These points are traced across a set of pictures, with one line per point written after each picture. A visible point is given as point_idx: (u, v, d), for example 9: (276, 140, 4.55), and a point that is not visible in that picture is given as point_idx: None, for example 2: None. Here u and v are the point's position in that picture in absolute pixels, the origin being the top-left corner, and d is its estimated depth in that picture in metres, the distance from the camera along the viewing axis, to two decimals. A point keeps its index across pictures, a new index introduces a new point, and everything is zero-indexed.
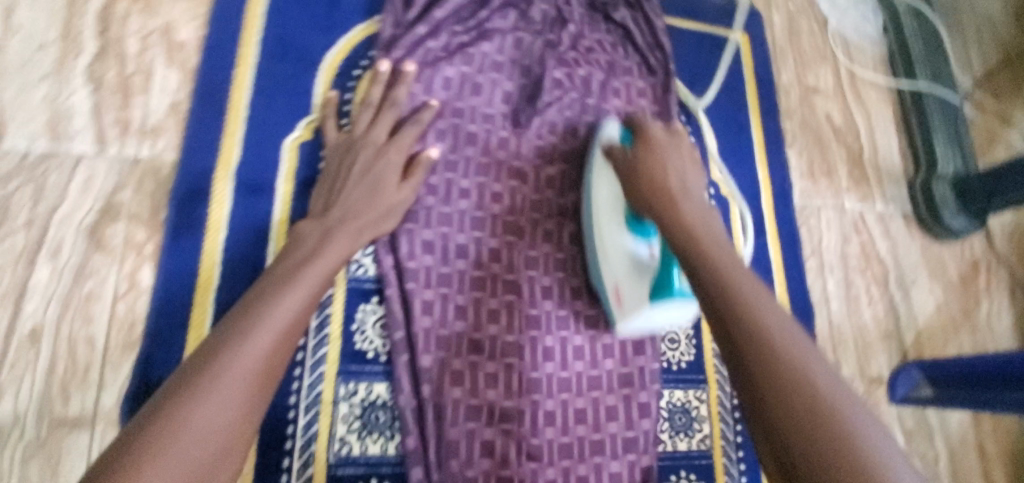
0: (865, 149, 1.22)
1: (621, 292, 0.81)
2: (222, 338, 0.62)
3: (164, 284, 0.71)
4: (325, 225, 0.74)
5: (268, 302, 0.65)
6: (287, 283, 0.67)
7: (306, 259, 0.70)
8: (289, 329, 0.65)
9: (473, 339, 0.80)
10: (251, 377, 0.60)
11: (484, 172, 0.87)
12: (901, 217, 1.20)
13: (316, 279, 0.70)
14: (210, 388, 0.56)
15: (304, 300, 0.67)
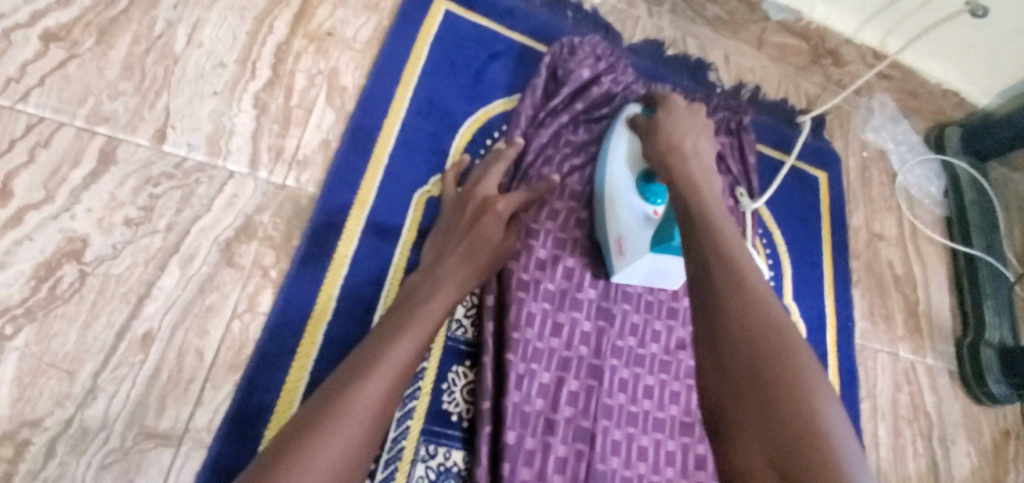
0: (920, 300, 1.28)
1: (624, 245, 0.87)
2: (303, 434, 0.56)
3: (280, 311, 0.73)
4: (422, 292, 0.71)
5: (353, 390, 0.59)
6: (373, 366, 0.62)
7: (397, 334, 0.65)
8: (374, 420, 0.60)
9: (549, 419, 0.81)
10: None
11: (585, 258, 0.91)
12: (947, 375, 1.23)
13: (408, 356, 0.64)
14: (335, 426, 0.57)
15: (392, 384, 0.62)
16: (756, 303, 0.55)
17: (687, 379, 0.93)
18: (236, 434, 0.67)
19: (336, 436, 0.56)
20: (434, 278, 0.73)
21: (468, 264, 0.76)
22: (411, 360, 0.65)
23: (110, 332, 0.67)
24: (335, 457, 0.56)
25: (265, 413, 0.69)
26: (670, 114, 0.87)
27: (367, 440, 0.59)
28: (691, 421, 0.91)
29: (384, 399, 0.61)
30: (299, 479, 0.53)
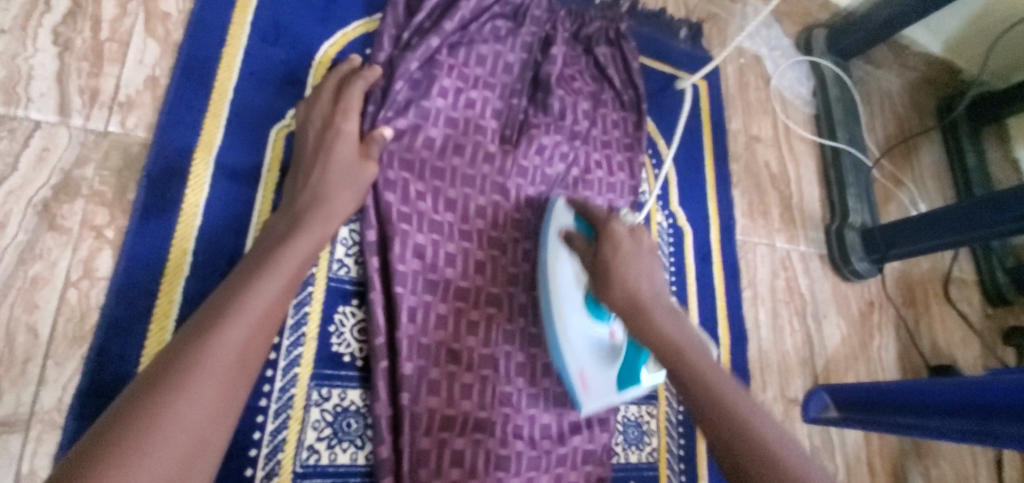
0: (793, 194, 1.38)
1: (587, 378, 0.82)
2: (153, 387, 0.53)
3: (124, 269, 0.66)
4: (281, 234, 0.68)
5: (214, 331, 0.58)
6: (230, 313, 0.59)
7: (255, 279, 0.63)
8: (237, 366, 0.58)
9: (452, 349, 0.81)
10: (196, 425, 0.53)
11: (468, 183, 0.89)
12: (818, 258, 1.36)
13: (270, 300, 0.62)
14: (195, 367, 0.55)
15: (255, 330, 0.60)
16: (644, 306, 0.79)
17: None
18: (93, 409, 0.61)
19: (191, 384, 0.54)
20: (296, 218, 0.70)
21: (334, 194, 0.73)
22: (275, 303, 0.63)
23: None
24: (194, 405, 0.54)
25: (125, 381, 0.63)
26: (616, 249, 0.82)
27: (231, 386, 0.57)
28: None
29: (247, 345, 0.59)
30: (153, 430, 0.51)
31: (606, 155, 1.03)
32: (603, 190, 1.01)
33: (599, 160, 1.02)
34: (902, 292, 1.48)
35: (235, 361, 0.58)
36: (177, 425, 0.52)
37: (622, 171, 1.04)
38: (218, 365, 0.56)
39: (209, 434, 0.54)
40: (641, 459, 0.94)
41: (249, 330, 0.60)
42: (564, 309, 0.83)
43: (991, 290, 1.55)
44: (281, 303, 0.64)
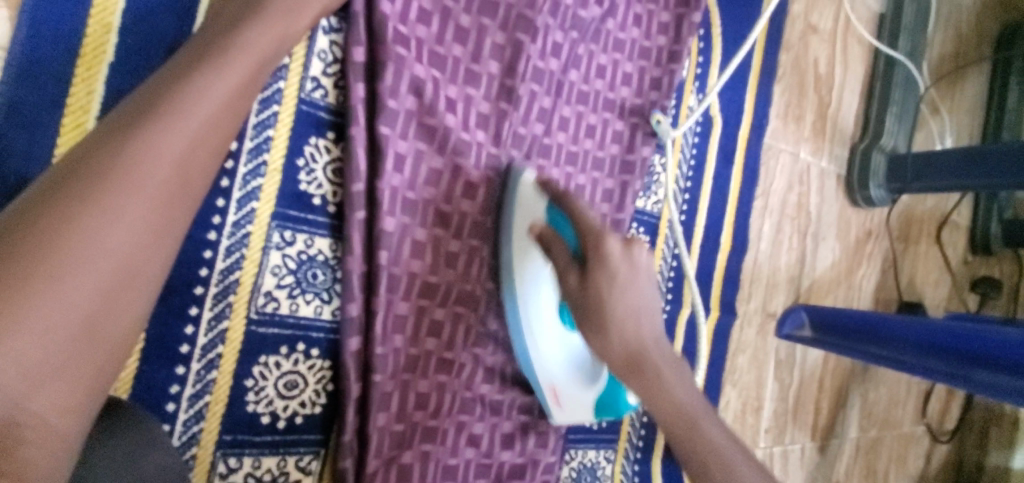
0: (832, 103, 1.24)
1: (560, 395, 0.75)
2: (58, 196, 0.40)
3: (26, 40, 0.49)
4: (224, 27, 0.52)
5: (153, 123, 0.45)
6: (163, 115, 0.45)
7: (190, 81, 0.48)
8: (175, 184, 0.45)
9: (439, 211, 0.70)
10: (130, 231, 0.42)
11: (486, 12, 0.71)
12: (834, 178, 1.27)
13: (219, 102, 0.49)
14: (130, 162, 0.43)
15: (198, 144, 0.47)
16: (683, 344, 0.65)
17: (593, 172, 0.82)
18: None
19: (112, 198, 0.41)
20: (254, 2, 0.54)
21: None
22: (224, 113, 0.49)
23: None
24: (122, 222, 0.41)
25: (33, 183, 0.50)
26: (609, 278, 0.65)
27: (171, 208, 0.45)
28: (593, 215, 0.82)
29: (187, 160, 0.46)
30: (63, 248, 0.39)
31: (650, 11, 0.85)
32: (636, 55, 0.84)
33: (640, 15, 0.84)
34: (900, 226, 1.43)
35: (181, 165, 0.46)
36: (107, 230, 0.41)
37: (664, 33, 0.86)
38: (161, 165, 0.44)
39: (149, 253, 0.43)
40: None
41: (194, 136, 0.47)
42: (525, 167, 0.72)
43: (979, 238, 1.47)
44: (234, 114, 0.50)
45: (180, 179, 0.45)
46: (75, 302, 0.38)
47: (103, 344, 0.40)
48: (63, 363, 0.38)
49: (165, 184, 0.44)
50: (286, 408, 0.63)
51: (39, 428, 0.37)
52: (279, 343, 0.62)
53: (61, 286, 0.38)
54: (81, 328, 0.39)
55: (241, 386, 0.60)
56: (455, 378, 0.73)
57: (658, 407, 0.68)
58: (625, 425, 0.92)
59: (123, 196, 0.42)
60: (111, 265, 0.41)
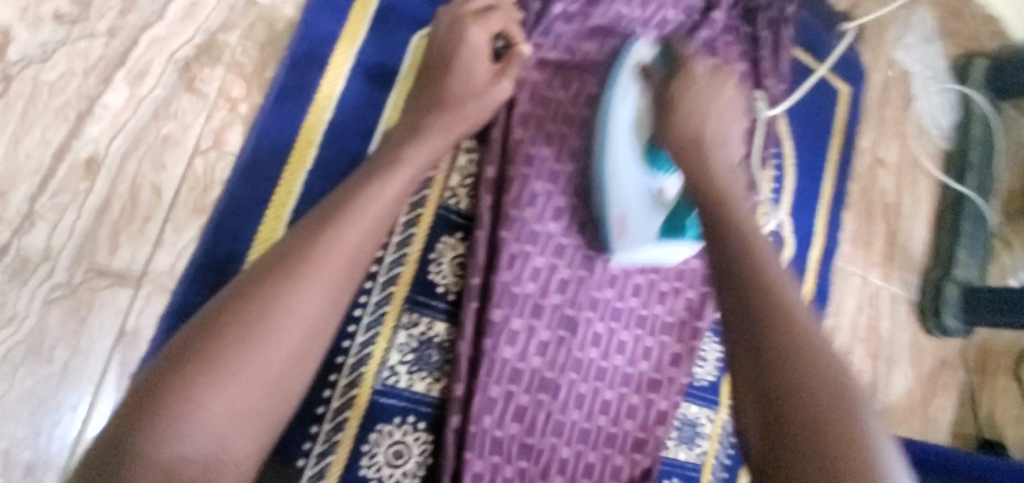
0: (901, 231, 1.28)
1: (626, 226, 0.77)
2: (270, 273, 0.49)
3: (253, 150, 0.64)
4: (397, 142, 0.64)
5: (341, 216, 0.54)
6: (349, 210, 0.54)
7: (367, 188, 0.57)
8: (351, 267, 0.53)
9: (537, 303, 0.77)
10: (317, 303, 0.49)
11: (594, 138, 0.83)
12: (906, 303, 1.28)
13: (388, 200, 0.58)
14: (322, 246, 0.51)
15: (371, 236, 0.55)
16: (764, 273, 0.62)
17: (675, 281, 0.89)
18: (203, 282, 0.60)
19: (304, 275, 0.49)
20: (420, 122, 0.66)
21: (465, 115, 0.68)
22: (388, 211, 0.57)
23: (46, 154, 0.57)
24: (310, 295, 0.49)
25: (235, 261, 0.62)
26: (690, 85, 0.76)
27: (346, 284, 0.52)
28: (673, 322, 0.88)
29: (360, 247, 0.54)
30: (268, 317, 0.47)
31: None
32: None
33: None
34: (976, 357, 1.39)
35: (357, 249, 0.54)
36: (301, 302, 0.49)
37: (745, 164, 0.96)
38: (343, 248, 0.53)
39: (327, 322, 0.50)
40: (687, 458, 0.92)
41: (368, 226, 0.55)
42: (618, 122, 0.77)
43: None
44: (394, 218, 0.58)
45: (354, 261, 0.53)
46: (271, 362, 0.46)
47: (284, 398, 0.47)
48: (253, 415, 0.44)
49: (343, 264, 0.52)
50: (390, 477, 0.69)
51: (231, 470, 0.42)
52: (393, 413, 0.69)
53: (264, 349, 0.46)
54: (270, 385, 0.46)
55: (358, 451, 0.67)
56: (534, 464, 0.77)
57: (780, 304, 0.59)
58: None
59: (314, 273, 0.50)
60: (301, 332, 0.48)
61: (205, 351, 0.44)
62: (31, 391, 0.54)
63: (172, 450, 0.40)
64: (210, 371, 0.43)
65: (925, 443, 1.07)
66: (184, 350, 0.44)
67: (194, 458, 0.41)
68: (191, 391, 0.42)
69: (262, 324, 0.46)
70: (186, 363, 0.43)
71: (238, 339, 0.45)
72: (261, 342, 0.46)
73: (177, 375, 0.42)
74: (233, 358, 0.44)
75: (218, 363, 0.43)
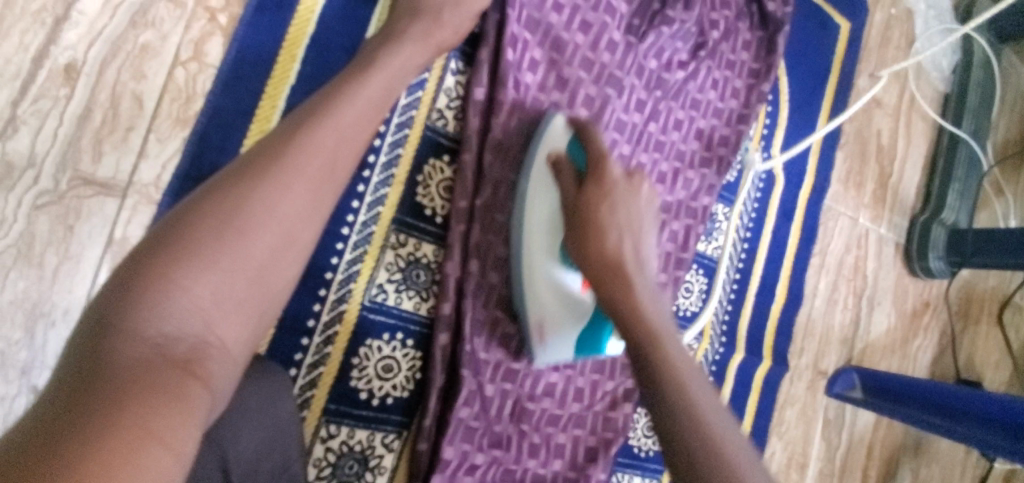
0: (893, 173, 1.28)
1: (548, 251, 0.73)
2: (247, 170, 0.49)
3: (235, 63, 0.63)
4: (372, 53, 0.63)
5: (317, 122, 0.54)
6: (325, 116, 0.55)
7: (341, 98, 0.57)
8: (326, 171, 0.54)
9: None
10: (297, 201, 0.51)
11: (583, 68, 0.82)
12: (893, 245, 1.29)
13: (364, 109, 0.59)
14: (300, 149, 0.52)
15: (346, 144, 0.56)
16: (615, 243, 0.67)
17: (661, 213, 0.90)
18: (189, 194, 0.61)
19: (285, 176, 0.50)
20: (393, 33, 0.65)
21: (441, 22, 0.67)
22: (363, 122, 0.58)
23: (24, 59, 0.56)
24: (290, 192, 0.50)
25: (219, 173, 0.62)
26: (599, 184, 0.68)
27: (325, 187, 0.53)
28: (659, 253, 0.90)
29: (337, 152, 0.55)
30: (247, 212, 0.47)
31: (725, 76, 0.95)
32: (710, 114, 0.94)
33: (717, 80, 0.94)
34: (958, 301, 1.41)
35: (336, 155, 0.55)
36: (281, 199, 0.50)
37: (736, 98, 0.96)
38: (323, 152, 0.54)
39: (306, 222, 0.52)
40: None
41: (346, 134, 0.56)
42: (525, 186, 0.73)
43: None
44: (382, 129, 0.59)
45: (332, 166, 0.54)
46: (253, 254, 0.47)
47: (268, 289, 0.48)
48: (237, 302, 0.46)
49: (321, 170, 0.53)
50: (380, 389, 0.71)
51: (218, 352, 0.44)
52: (382, 329, 0.71)
53: (247, 241, 0.47)
54: (253, 275, 0.47)
55: (348, 363, 0.70)
56: (519, 387, 0.78)
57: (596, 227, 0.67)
58: (671, 459, 0.96)
59: (292, 174, 0.51)
60: (282, 229, 0.49)
61: (188, 237, 0.44)
62: (25, 294, 0.56)
63: (158, 327, 0.41)
64: (192, 255, 0.44)
65: (898, 375, 1.12)
66: (164, 236, 0.44)
67: (180, 337, 0.42)
68: (173, 272, 0.42)
69: (244, 216, 0.47)
70: (166, 247, 0.43)
71: (221, 228, 0.46)
72: (244, 232, 0.47)
73: (157, 258, 0.43)
74: (214, 246, 0.45)
75: (200, 250, 0.44)
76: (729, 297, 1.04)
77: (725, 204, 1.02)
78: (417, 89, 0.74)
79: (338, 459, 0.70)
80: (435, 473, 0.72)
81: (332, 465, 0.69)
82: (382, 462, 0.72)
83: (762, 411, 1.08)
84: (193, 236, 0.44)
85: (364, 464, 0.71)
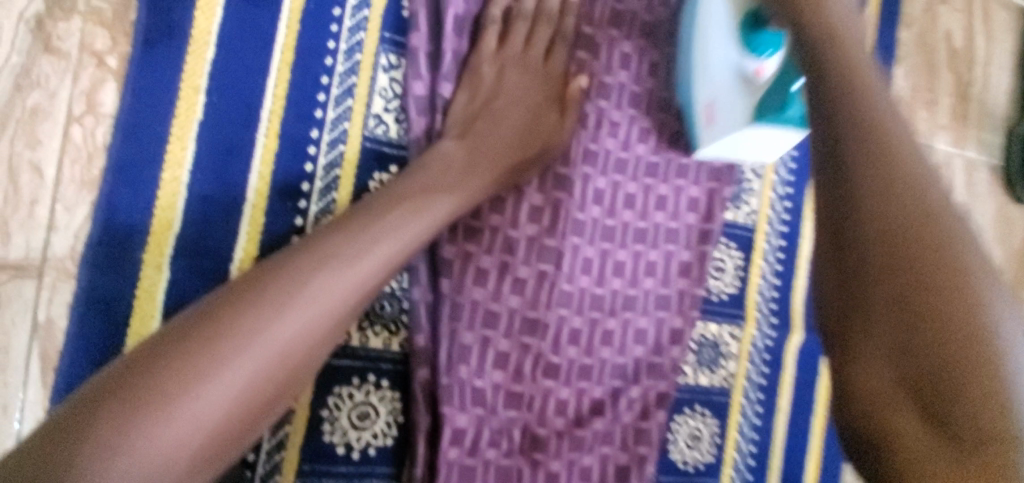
0: (975, 82, 1.03)
1: (715, 113, 0.69)
2: (246, 301, 0.45)
3: (131, 109, 0.56)
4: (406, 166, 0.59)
5: (341, 244, 0.50)
6: (355, 237, 0.51)
7: (386, 219, 0.53)
8: (332, 308, 0.48)
9: (508, 237, 0.68)
10: (287, 341, 0.46)
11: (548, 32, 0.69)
12: (988, 169, 1.05)
13: (409, 238, 0.54)
14: (309, 281, 0.47)
15: (368, 275, 0.50)
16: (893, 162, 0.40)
17: (677, 180, 0.76)
18: (107, 261, 0.56)
19: (286, 315, 0.46)
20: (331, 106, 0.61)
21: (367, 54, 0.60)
22: (372, 275, 0.51)
23: None
24: (281, 327, 0.45)
25: (137, 234, 0.57)
26: None
27: (327, 325, 0.48)
28: (678, 228, 0.76)
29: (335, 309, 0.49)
30: (224, 349, 0.43)
31: None
32: None
33: None
34: None
35: (351, 296, 0.49)
36: (270, 336, 0.45)
37: None
38: (334, 289, 0.48)
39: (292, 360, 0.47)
40: (712, 382, 0.81)
41: (371, 267, 0.51)
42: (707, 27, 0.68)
43: None
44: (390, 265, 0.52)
45: (341, 301, 0.49)
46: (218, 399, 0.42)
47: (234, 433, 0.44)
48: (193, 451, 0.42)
49: (329, 312, 0.48)
50: (359, 439, 0.64)
51: None
52: (350, 374, 0.63)
53: (219, 388, 0.42)
54: (218, 416, 0.43)
55: (318, 418, 0.62)
56: (527, 412, 0.69)
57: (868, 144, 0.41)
58: (728, 468, 0.82)
59: (295, 311, 0.46)
60: (258, 370, 0.45)
61: (159, 380, 0.41)
62: None
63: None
64: (156, 403, 0.40)
65: None
66: (137, 371, 0.41)
67: None
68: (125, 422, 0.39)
69: (225, 358, 0.43)
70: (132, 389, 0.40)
71: (195, 372, 0.42)
72: (220, 378, 0.42)
73: (116, 402, 0.40)
74: (183, 388, 0.41)
75: (165, 395, 0.41)
76: (775, 268, 0.85)
77: None
78: (345, 98, 0.63)
79: None
80: None
81: None
82: None
83: None
84: (163, 379, 0.41)
85: None
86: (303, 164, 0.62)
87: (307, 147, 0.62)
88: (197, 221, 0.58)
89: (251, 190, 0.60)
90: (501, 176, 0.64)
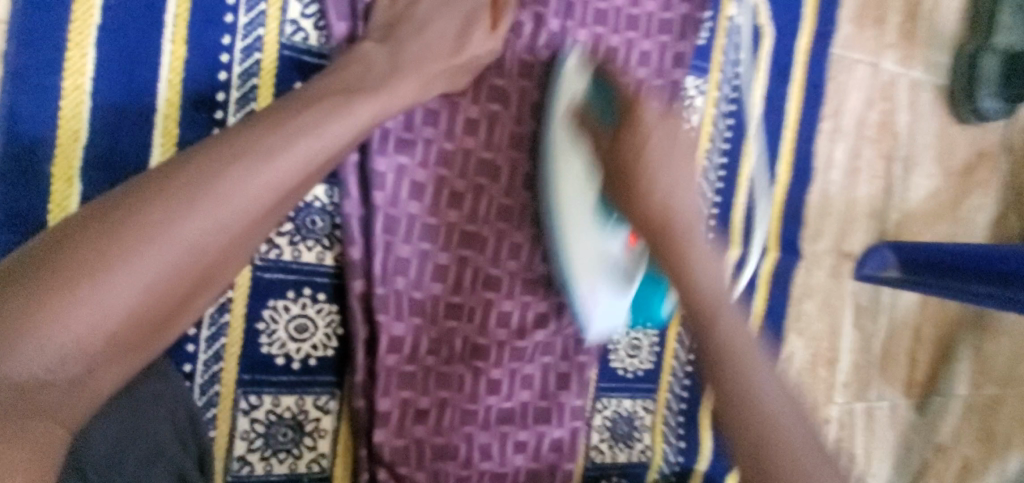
0: (925, 1, 1.03)
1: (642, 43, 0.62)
2: (167, 187, 0.44)
3: (21, 10, 0.53)
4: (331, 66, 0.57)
5: (267, 137, 0.48)
6: (281, 131, 0.49)
7: (313, 117, 0.51)
8: (261, 201, 0.48)
9: (442, 150, 0.68)
10: (213, 229, 0.45)
11: None
12: (933, 89, 1.06)
13: (337, 140, 0.52)
14: (234, 170, 0.46)
15: (297, 171, 0.49)
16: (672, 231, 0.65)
17: None
18: (12, 172, 0.54)
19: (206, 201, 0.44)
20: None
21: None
22: (295, 176, 0.49)
23: None
24: (206, 214, 0.44)
25: (42, 144, 0.54)
26: None
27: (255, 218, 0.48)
28: None
29: (253, 208, 0.47)
30: (147, 231, 0.42)
31: None
32: None
33: None
34: None
35: (277, 190, 0.48)
36: (195, 222, 0.44)
37: None
38: (260, 182, 0.47)
39: (221, 250, 0.46)
40: None
41: (298, 163, 0.50)
42: None
43: None
44: (309, 166, 0.50)
45: (271, 193, 0.48)
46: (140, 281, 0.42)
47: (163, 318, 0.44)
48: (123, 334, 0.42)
49: (258, 204, 0.47)
50: (298, 350, 0.65)
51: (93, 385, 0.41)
52: (284, 288, 0.64)
53: (146, 272, 0.42)
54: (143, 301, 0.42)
55: (254, 330, 0.63)
56: (467, 324, 0.71)
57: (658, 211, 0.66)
58: (665, 374, 0.86)
59: (219, 199, 0.45)
60: (184, 255, 0.44)
61: (76, 261, 0.40)
62: None
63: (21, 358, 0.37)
64: (75, 284, 0.39)
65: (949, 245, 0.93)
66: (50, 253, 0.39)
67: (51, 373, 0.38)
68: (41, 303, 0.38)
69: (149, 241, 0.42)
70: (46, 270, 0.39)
71: (115, 254, 0.41)
72: (145, 262, 0.42)
73: (27, 285, 0.38)
74: (100, 269, 0.40)
75: (85, 276, 0.39)
76: (715, 185, 0.88)
77: (699, 75, 0.85)
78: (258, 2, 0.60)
79: (268, 428, 0.65)
80: (377, 427, 0.66)
81: (263, 436, 0.65)
82: (320, 424, 0.67)
83: (772, 310, 0.95)
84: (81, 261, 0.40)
85: (300, 430, 0.66)
86: (217, 73, 0.59)
87: (219, 55, 0.59)
88: (106, 131, 0.56)
89: (161, 100, 0.58)
90: (428, 85, 0.61)
